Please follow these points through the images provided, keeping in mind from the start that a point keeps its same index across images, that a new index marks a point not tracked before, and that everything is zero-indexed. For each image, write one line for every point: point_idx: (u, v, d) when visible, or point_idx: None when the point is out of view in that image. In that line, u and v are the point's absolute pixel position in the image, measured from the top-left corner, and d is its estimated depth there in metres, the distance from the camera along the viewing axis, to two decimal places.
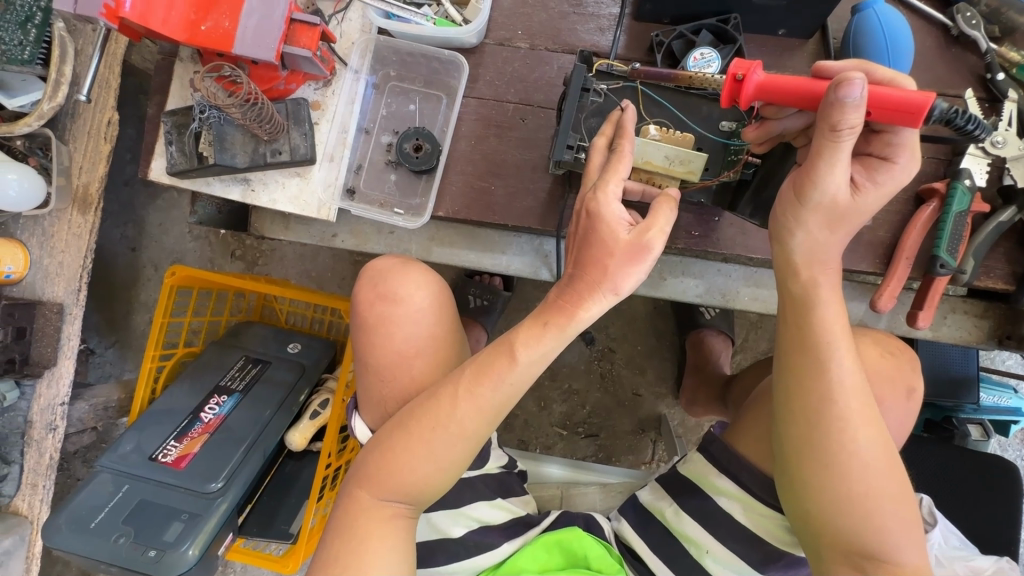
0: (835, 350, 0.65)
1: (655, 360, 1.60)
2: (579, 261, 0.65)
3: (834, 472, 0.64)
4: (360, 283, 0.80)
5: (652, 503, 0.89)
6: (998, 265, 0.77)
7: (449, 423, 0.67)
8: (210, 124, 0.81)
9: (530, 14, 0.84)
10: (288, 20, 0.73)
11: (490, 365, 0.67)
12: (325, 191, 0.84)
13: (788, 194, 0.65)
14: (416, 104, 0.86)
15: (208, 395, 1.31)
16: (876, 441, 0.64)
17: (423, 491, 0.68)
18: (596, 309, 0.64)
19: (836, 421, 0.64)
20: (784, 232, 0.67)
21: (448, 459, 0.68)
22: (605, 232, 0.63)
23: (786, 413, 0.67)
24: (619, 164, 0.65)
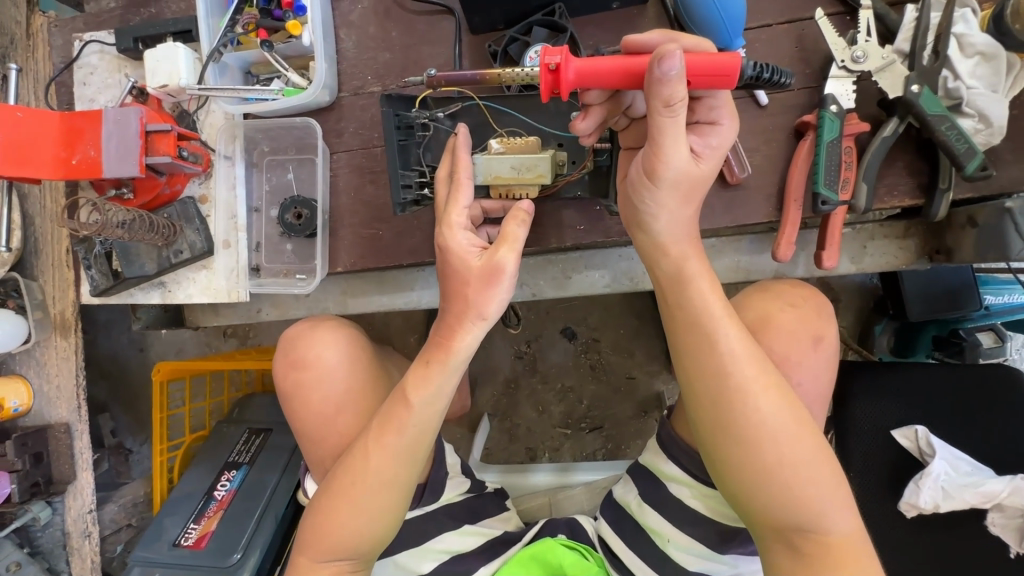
0: (721, 323, 0.60)
1: (641, 341, 1.57)
2: (445, 294, 0.67)
3: (749, 451, 0.60)
4: (276, 356, 0.84)
5: (621, 497, 0.89)
6: (901, 180, 0.71)
7: (366, 477, 0.70)
8: (114, 246, 0.87)
9: (376, 57, 0.85)
10: (144, 133, 0.79)
11: (392, 414, 0.70)
12: (231, 277, 0.88)
13: (639, 180, 0.59)
14: (293, 172, 0.89)
15: (219, 473, 1.39)
16: (785, 411, 0.60)
17: (361, 544, 0.71)
18: (471, 337, 0.67)
19: (736, 396, 0.59)
20: (641, 218, 0.62)
21: (375, 510, 0.71)
22: (456, 262, 0.65)
23: (689, 396, 0.62)
24: (459, 193, 0.67)
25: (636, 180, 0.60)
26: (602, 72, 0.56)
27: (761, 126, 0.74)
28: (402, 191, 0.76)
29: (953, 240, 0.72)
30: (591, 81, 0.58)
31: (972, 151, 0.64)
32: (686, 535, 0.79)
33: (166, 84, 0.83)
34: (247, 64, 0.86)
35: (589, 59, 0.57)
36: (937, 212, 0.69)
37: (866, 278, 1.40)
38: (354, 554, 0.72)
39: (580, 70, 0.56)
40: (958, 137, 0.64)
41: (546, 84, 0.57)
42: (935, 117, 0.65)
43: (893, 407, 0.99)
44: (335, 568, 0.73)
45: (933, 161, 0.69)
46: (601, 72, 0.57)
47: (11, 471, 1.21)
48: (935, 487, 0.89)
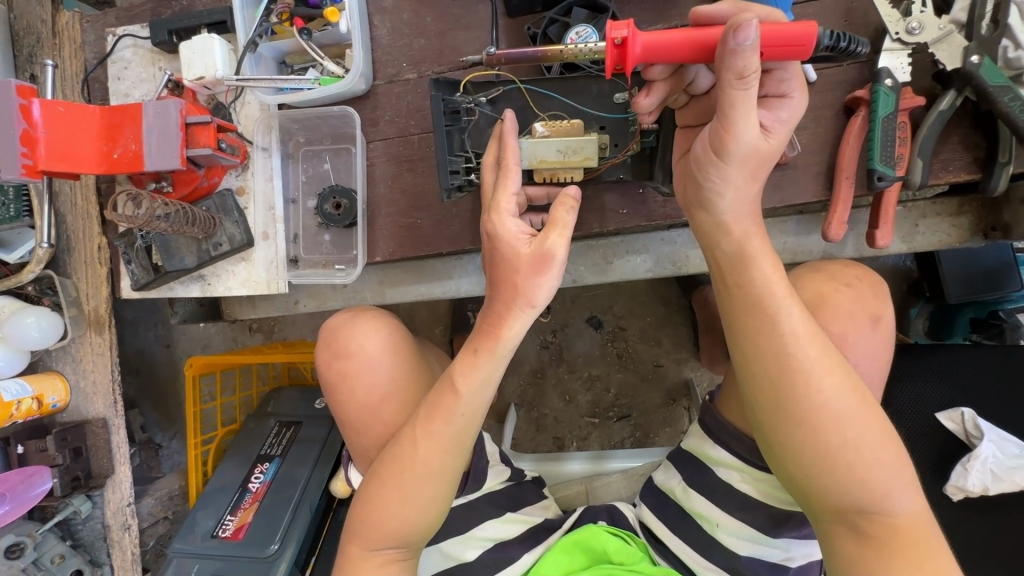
0: (782, 303, 0.59)
1: (669, 329, 1.55)
2: (493, 281, 0.66)
3: (811, 433, 0.59)
4: (319, 347, 0.84)
5: (664, 483, 0.89)
6: (956, 156, 0.69)
7: (416, 464, 0.70)
8: (154, 240, 0.87)
9: (411, 43, 0.84)
10: (184, 125, 0.79)
11: (442, 401, 0.69)
12: (270, 268, 0.89)
13: (707, 155, 0.58)
14: (329, 162, 0.88)
15: (252, 465, 1.41)
16: (849, 392, 0.59)
17: (413, 532, 0.72)
18: (519, 325, 0.65)
19: (799, 377, 0.58)
20: (701, 194, 0.61)
21: (427, 498, 0.71)
22: (507, 250, 0.64)
23: (747, 378, 0.61)
24: (507, 180, 0.66)
25: (699, 157, 0.60)
26: (669, 46, 0.56)
27: (810, 103, 0.72)
28: (449, 177, 0.76)
29: (1011, 216, 0.70)
30: (656, 55, 0.57)
31: None
32: (734, 518, 0.79)
33: (203, 75, 0.83)
34: (282, 54, 0.85)
35: (657, 33, 0.56)
36: (996, 187, 0.67)
37: (900, 260, 1.38)
38: (405, 542, 0.73)
39: (647, 43, 0.56)
40: (1021, 108, 0.63)
41: (611, 59, 0.57)
42: (997, 88, 0.63)
43: (937, 389, 0.97)
44: (387, 557, 0.73)
45: (991, 135, 0.68)
46: (669, 45, 0.56)
47: (52, 466, 1.22)
48: (983, 470, 0.88)
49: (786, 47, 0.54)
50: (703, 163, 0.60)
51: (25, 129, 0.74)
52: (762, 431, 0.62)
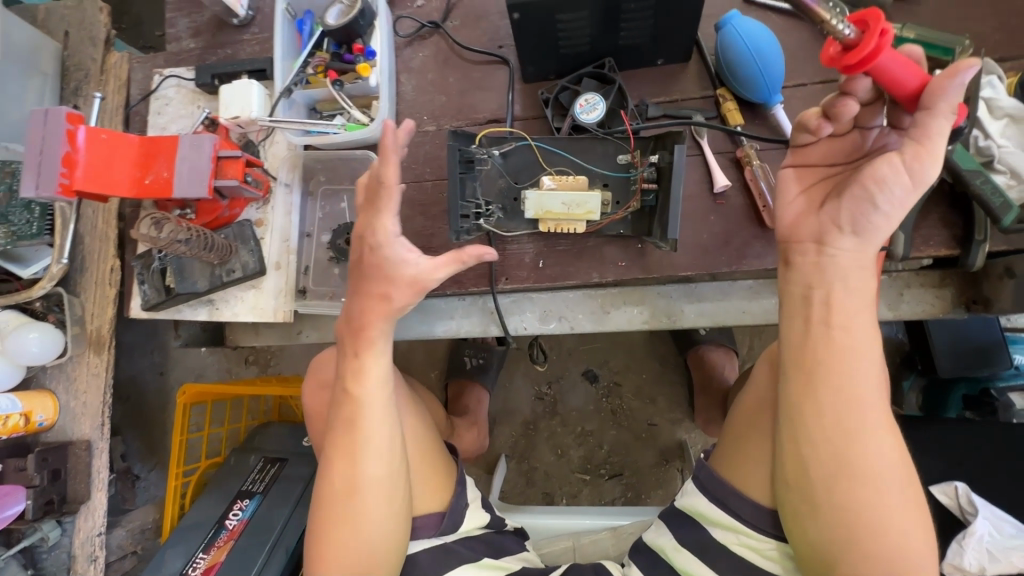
0: (863, 360, 0.64)
1: (664, 388, 1.55)
2: (360, 288, 0.69)
3: (867, 490, 0.63)
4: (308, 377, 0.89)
5: (654, 541, 0.88)
6: (936, 232, 0.73)
7: (333, 481, 0.70)
8: (169, 263, 0.90)
9: (433, 100, 0.91)
10: (215, 158, 0.84)
11: (354, 407, 0.71)
12: (279, 297, 0.92)
13: (900, 172, 0.59)
14: (346, 201, 0.94)
15: (231, 502, 1.37)
16: (900, 461, 0.65)
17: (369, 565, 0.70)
18: (383, 353, 0.71)
19: (862, 430, 0.64)
20: (864, 215, 0.62)
21: (370, 519, 0.70)
22: (382, 265, 0.66)
23: (817, 420, 0.65)
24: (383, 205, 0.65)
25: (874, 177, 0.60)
26: (907, 64, 0.57)
27: None
28: (460, 221, 0.78)
29: (991, 291, 0.73)
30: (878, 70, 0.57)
31: (1008, 205, 0.67)
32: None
33: (238, 115, 0.90)
34: (313, 101, 0.92)
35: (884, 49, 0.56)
36: (973, 262, 0.71)
37: (893, 332, 1.40)
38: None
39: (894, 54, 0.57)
40: (992, 191, 0.67)
41: (867, 45, 0.52)
42: (970, 172, 0.68)
43: (931, 462, 0.97)
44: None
45: (967, 214, 0.72)
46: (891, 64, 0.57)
47: (28, 487, 1.19)
48: (979, 548, 0.87)
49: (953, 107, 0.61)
50: (877, 185, 0.60)
51: (67, 152, 0.79)
52: (821, 488, 0.65)
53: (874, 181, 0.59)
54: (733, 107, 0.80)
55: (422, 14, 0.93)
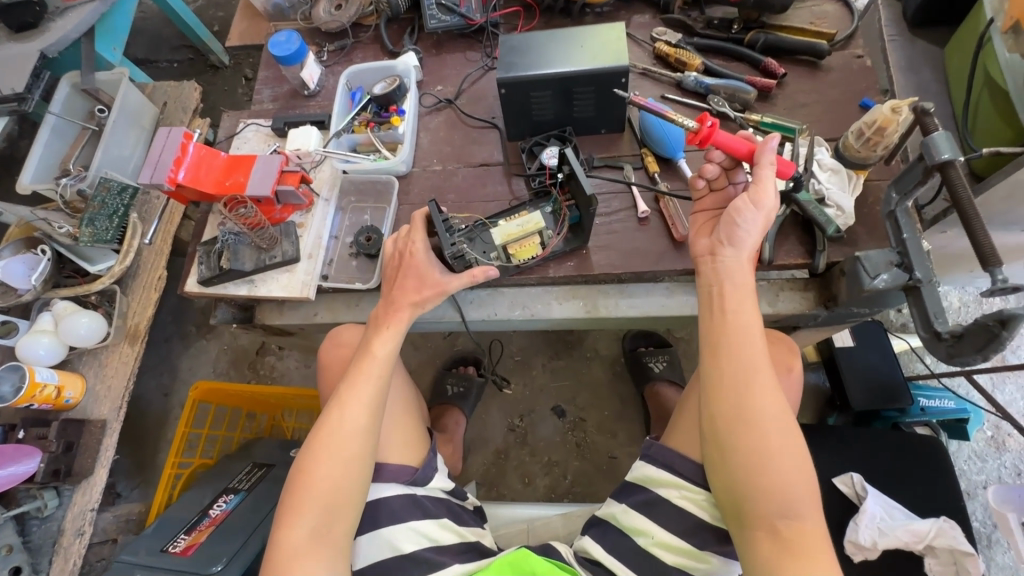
0: (755, 338, 0.83)
1: (624, 423, 1.72)
2: (395, 277, 1.02)
3: (756, 437, 0.78)
4: (322, 347, 1.13)
5: (604, 511, 0.99)
6: (793, 246, 1.02)
7: (329, 418, 0.93)
8: (228, 246, 1.18)
9: (442, 149, 1.26)
10: (281, 171, 1.16)
11: (356, 381, 0.95)
12: (307, 278, 1.17)
13: (747, 204, 0.87)
14: (369, 214, 1.23)
15: (218, 495, 1.48)
16: (786, 417, 0.79)
17: (333, 502, 0.88)
18: (388, 341, 0.98)
19: (750, 388, 0.80)
20: (735, 233, 0.88)
21: (344, 463, 0.90)
22: (416, 268, 1.01)
23: (717, 381, 0.82)
24: (417, 230, 1.03)
25: (730, 211, 0.88)
26: (736, 138, 0.90)
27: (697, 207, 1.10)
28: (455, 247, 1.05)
29: (835, 288, 1.00)
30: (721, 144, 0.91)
31: (829, 221, 0.97)
32: (661, 530, 0.91)
33: (298, 148, 1.23)
34: (355, 144, 1.27)
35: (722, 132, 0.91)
36: (818, 266, 0.99)
37: (818, 378, 1.62)
38: (326, 516, 0.88)
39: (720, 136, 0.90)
40: (819, 213, 0.98)
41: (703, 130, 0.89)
42: (805, 201, 0.98)
43: (834, 458, 1.14)
44: (307, 539, 0.86)
45: (812, 236, 1.02)
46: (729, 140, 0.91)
47: (45, 452, 1.30)
48: (872, 526, 1.02)
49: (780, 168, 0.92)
50: (736, 215, 0.87)
51: (178, 155, 1.12)
52: (724, 436, 0.80)
53: (731, 212, 0.87)
54: (651, 160, 1.14)
55: (440, 95, 1.32)
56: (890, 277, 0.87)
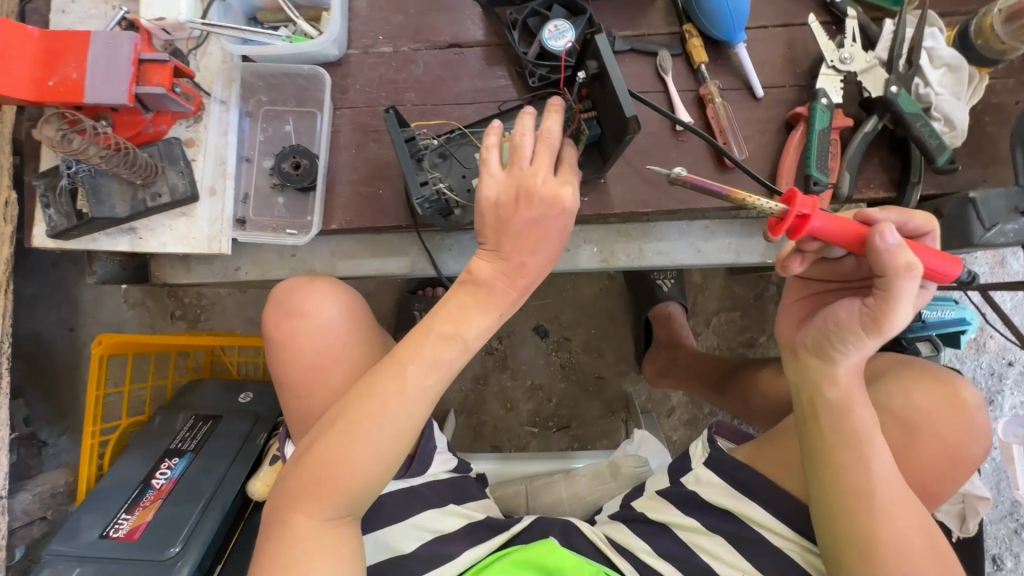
0: (870, 457, 0.65)
1: (612, 341, 1.60)
2: (509, 232, 0.64)
3: (887, 569, 0.64)
4: (265, 309, 0.77)
5: (656, 511, 0.91)
6: (876, 175, 0.78)
7: (372, 391, 0.61)
8: (82, 180, 0.79)
9: (390, 18, 0.85)
10: (137, 61, 0.73)
11: (412, 342, 0.63)
12: (213, 226, 0.82)
13: (854, 324, 0.63)
14: (292, 124, 0.85)
15: (157, 462, 1.25)
16: (926, 542, 0.65)
17: (364, 496, 0.61)
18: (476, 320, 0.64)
19: (880, 513, 0.64)
20: (834, 351, 0.66)
21: (391, 452, 0.61)
22: (554, 204, 0.63)
23: (836, 501, 0.65)
24: (547, 140, 0.64)
25: (835, 323, 0.65)
26: (841, 227, 0.57)
27: (754, 116, 0.80)
28: (420, 188, 0.74)
29: None
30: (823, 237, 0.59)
31: (942, 146, 0.71)
32: (762, 573, 0.81)
33: (164, 17, 0.79)
34: (253, 9, 0.83)
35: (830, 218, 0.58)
36: (907, 203, 0.76)
37: None
38: (353, 507, 0.62)
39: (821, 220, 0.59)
40: (931, 133, 0.72)
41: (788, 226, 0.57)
42: (912, 115, 0.72)
43: None
44: (320, 531, 0.60)
45: (905, 160, 0.77)
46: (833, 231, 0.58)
47: None
48: None
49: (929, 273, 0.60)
50: (838, 326, 0.65)
51: None
52: (846, 565, 0.65)
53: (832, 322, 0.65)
54: (698, 44, 0.79)
55: None
56: (1014, 227, 0.68)
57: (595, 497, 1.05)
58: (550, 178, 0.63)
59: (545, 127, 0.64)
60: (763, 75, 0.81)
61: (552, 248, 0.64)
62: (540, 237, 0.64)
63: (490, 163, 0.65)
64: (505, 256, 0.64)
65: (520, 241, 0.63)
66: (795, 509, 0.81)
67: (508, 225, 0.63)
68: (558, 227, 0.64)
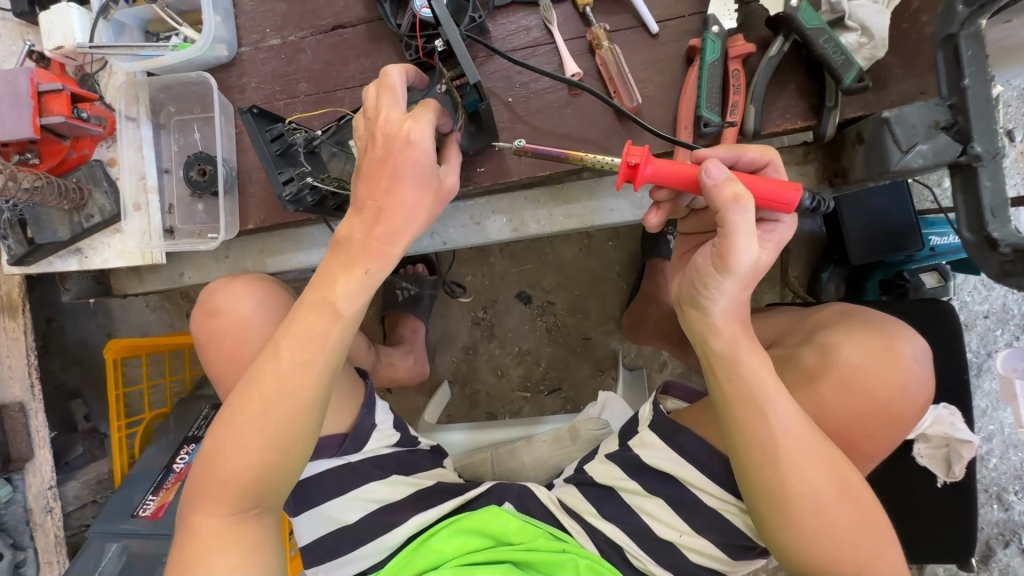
0: (767, 419, 0.66)
1: (596, 301, 1.57)
2: (366, 179, 0.64)
3: (794, 512, 0.67)
4: (195, 312, 0.81)
5: (605, 477, 0.89)
6: (792, 103, 0.70)
7: (260, 380, 0.64)
8: (24, 211, 0.87)
9: (275, 9, 0.85)
10: (35, 93, 0.78)
11: (293, 322, 0.65)
12: (144, 238, 0.88)
13: (709, 267, 0.63)
14: (199, 132, 0.88)
15: (178, 447, 1.36)
16: (834, 485, 0.67)
17: (259, 485, 0.65)
18: (350, 287, 0.65)
19: (782, 466, 0.67)
20: (704, 301, 0.66)
21: (281, 436, 0.65)
22: (399, 147, 0.62)
23: (740, 457, 0.68)
24: (388, 86, 0.63)
25: (698, 272, 0.65)
26: (673, 167, 0.62)
27: (651, 56, 0.74)
28: (286, 186, 0.75)
29: (848, 160, 0.71)
30: (663, 181, 0.63)
31: (848, 63, 0.63)
32: (697, 533, 0.81)
33: (62, 45, 0.82)
34: (145, 21, 0.86)
35: (665, 162, 0.63)
36: (825, 131, 0.68)
37: (815, 224, 1.38)
38: (251, 502, 0.66)
39: (657, 170, 0.62)
40: (835, 49, 0.63)
41: (623, 174, 0.63)
42: (813, 31, 0.63)
43: None
44: (227, 527, 0.65)
45: (823, 82, 0.69)
46: (671, 173, 0.63)
47: None
48: None
49: (771, 201, 0.61)
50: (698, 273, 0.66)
51: None
52: (758, 510, 0.69)
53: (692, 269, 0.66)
54: None
55: None
56: (932, 147, 0.59)
57: (557, 459, 1.06)
58: (395, 114, 0.62)
59: (381, 74, 0.64)
60: (658, 7, 0.73)
61: (415, 192, 0.63)
62: (397, 172, 0.63)
63: (359, 126, 0.67)
64: (362, 207, 0.64)
65: (374, 186, 0.63)
66: (723, 466, 0.79)
67: (366, 176, 0.64)
68: (412, 156, 0.62)
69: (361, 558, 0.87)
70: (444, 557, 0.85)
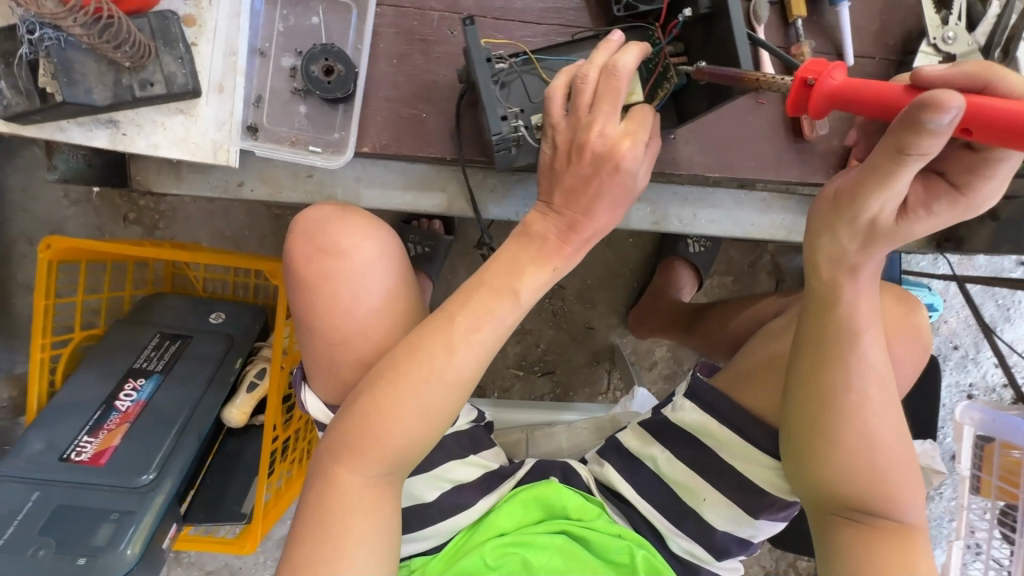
0: (871, 360, 0.62)
1: (606, 294, 1.59)
2: (567, 196, 0.65)
3: (852, 455, 0.63)
4: (294, 241, 0.68)
5: (641, 449, 0.86)
6: None
7: (426, 350, 0.61)
8: (46, 49, 0.62)
9: None
10: None
11: (469, 297, 0.63)
12: (219, 130, 0.69)
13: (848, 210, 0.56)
14: (320, 16, 0.71)
15: (120, 381, 1.03)
16: (894, 434, 0.64)
17: (409, 456, 0.63)
18: (535, 280, 0.64)
19: (853, 411, 0.62)
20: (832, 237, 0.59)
21: (440, 410, 0.62)
22: (615, 172, 0.62)
23: (809, 395, 0.63)
24: (610, 94, 0.61)
25: (845, 194, 0.55)
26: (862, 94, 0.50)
27: None
28: (500, 123, 0.67)
29: None
30: (844, 106, 0.53)
31: None
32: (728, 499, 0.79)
33: None
34: None
35: (853, 84, 0.52)
36: None
37: None
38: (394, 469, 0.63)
39: (839, 86, 0.53)
40: None
41: (795, 97, 0.55)
42: None
43: None
44: (368, 490, 0.62)
45: None
46: (856, 97, 0.52)
47: None
48: None
49: (1000, 126, 0.43)
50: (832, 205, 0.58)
51: None
52: (814, 451, 0.64)
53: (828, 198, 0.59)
54: None
55: None
56: None
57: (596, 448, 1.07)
58: (611, 128, 0.62)
59: (610, 65, 0.60)
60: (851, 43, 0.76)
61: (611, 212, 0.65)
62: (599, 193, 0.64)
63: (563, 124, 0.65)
64: (559, 210, 0.65)
65: (574, 196, 0.64)
66: None
67: (568, 187, 0.64)
68: (616, 183, 0.63)
69: (425, 539, 0.80)
70: (506, 532, 0.81)
